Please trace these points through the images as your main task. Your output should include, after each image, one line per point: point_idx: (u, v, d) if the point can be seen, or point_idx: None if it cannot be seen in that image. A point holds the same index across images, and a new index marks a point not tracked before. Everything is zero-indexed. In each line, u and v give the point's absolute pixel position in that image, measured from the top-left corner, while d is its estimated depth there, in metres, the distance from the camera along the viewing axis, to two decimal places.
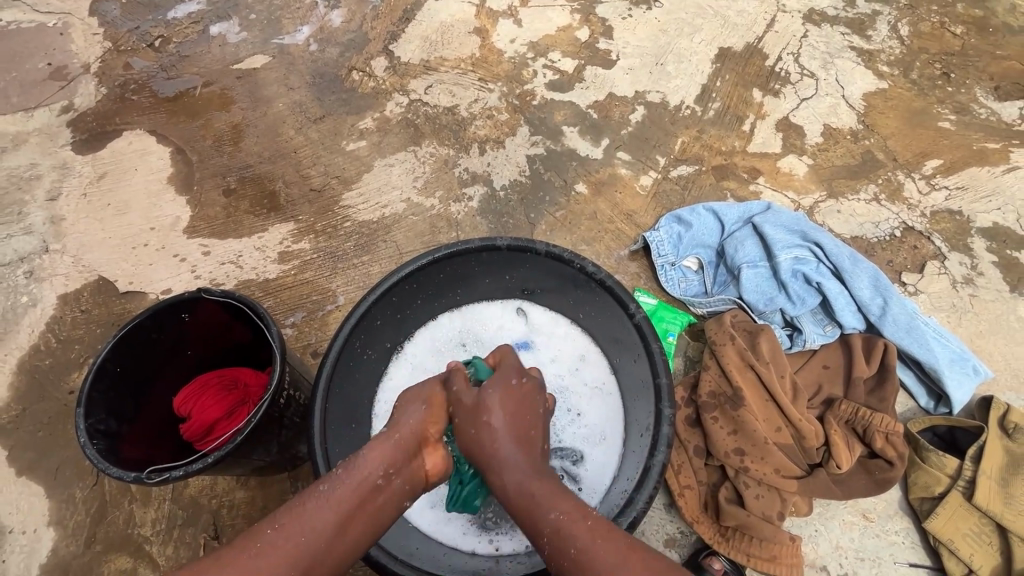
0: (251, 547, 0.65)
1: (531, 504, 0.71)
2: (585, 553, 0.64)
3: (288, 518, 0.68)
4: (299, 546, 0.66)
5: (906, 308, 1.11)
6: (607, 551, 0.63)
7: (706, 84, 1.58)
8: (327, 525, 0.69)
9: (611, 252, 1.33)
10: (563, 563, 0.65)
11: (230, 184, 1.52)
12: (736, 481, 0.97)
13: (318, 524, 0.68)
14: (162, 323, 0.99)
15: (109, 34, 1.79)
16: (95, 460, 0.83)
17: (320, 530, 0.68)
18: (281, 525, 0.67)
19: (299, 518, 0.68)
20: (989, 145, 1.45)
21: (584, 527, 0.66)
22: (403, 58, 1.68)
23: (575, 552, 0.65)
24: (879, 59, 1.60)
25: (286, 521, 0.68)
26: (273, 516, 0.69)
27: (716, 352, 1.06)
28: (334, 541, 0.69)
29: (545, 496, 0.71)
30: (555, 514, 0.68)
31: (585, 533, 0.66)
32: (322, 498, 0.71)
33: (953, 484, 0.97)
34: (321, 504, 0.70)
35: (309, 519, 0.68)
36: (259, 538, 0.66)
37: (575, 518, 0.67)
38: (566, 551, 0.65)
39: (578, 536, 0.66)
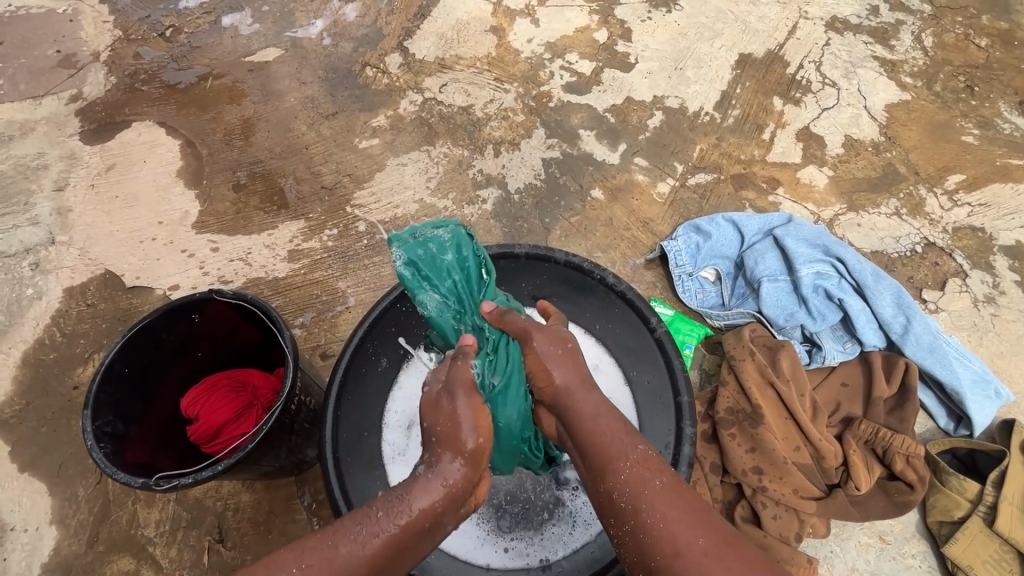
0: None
1: (607, 443, 0.71)
2: (660, 492, 0.65)
3: (319, 561, 0.60)
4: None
5: (928, 328, 1.09)
6: (681, 501, 0.64)
7: (726, 90, 1.55)
8: (369, 569, 0.61)
9: (627, 260, 1.31)
10: (640, 500, 0.65)
11: (240, 179, 1.50)
12: (753, 501, 0.95)
13: (356, 570, 0.60)
14: (171, 323, 0.97)
15: (119, 22, 1.76)
16: (102, 464, 0.82)
17: (356, 575, 0.60)
18: (309, 565, 0.60)
19: (328, 561, 0.60)
20: (1013, 160, 1.43)
21: (664, 473, 0.67)
22: (418, 55, 1.65)
23: (654, 486, 0.66)
24: (902, 70, 1.57)
25: (314, 564, 0.60)
26: (301, 551, 0.61)
27: (735, 368, 1.04)
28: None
29: (624, 435, 0.71)
30: (638, 449, 0.70)
31: (664, 476, 0.67)
32: (358, 540, 0.62)
33: (974, 509, 0.95)
34: (355, 546, 0.62)
35: (347, 561, 0.60)
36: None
37: (653, 464, 0.68)
38: (642, 494, 0.65)
39: (658, 476, 0.67)
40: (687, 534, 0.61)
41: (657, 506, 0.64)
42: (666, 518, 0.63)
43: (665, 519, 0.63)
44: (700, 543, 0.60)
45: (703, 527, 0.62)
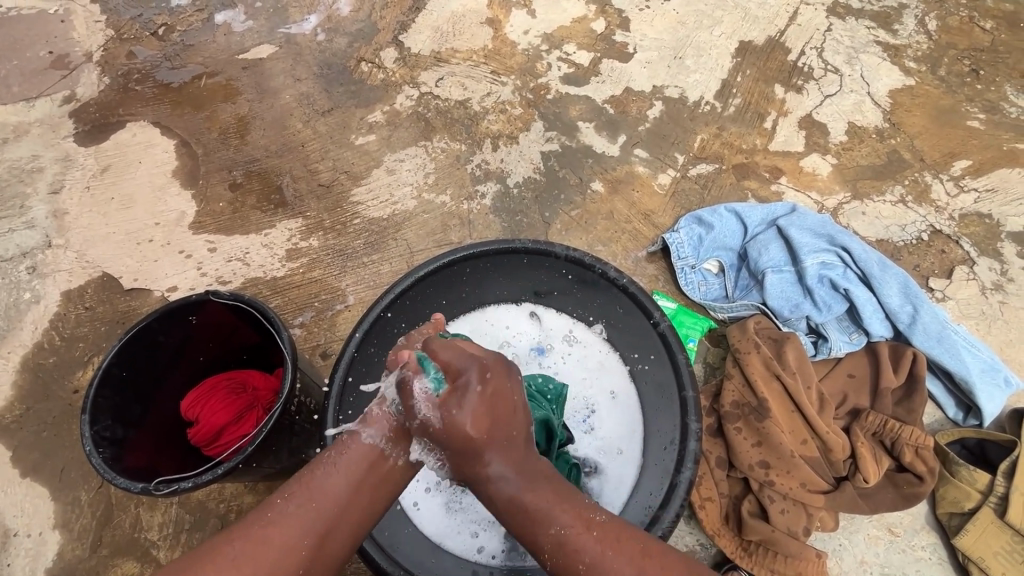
0: (262, 515, 0.64)
1: (527, 516, 0.65)
2: (589, 574, 0.61)
3: (297, 488, 0.66)
4: (308, 514, 0.65)
5: (936, 317, 1.07)
6: (618, 561, 0.61)
7: (726, 79, 1.53)
8: (341, 489, 0.67)
9: (628, 253, 1.29)
10: None
11: (236, 178, 1.48)
12: (760, 495, 0.94)
13: (331, 492, 0.67)
14: (168, 325, 0.96)
15: (111, 22, 1.74)
16: (101, 469, 0.81)
17: (332, 498, 0.66)
18: (291, 493, 0.66)
19: (307, 487, 0.66)
20: (1020, 145, 1.40)
21: (586, 539, 0.62)
22: (413, 50, 1.63)
23: (582, 567, 0.61)
24: (905, 54, 1.54)
25: (296, 490, 0.66)
26: (286, 485, 0.67)
27: (740, 361, 1.03)
28: (348, 506, 0.67)
29: (537, 513, 0.65)
30: (554, 530, 0.63)
31: (591, 545, 0.62)
32: (330, 464, 0.69)
33: (984, 500, 0.94)
34: (330, 469, 0.68)
35: (319, 487, 0.67)
36: (271, 509, 0.65)
37: (577, 531, 0.63)
38: (574, 566, 0.62)
39: (583, 551, 0.62)
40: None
41: None
42: None
43: None
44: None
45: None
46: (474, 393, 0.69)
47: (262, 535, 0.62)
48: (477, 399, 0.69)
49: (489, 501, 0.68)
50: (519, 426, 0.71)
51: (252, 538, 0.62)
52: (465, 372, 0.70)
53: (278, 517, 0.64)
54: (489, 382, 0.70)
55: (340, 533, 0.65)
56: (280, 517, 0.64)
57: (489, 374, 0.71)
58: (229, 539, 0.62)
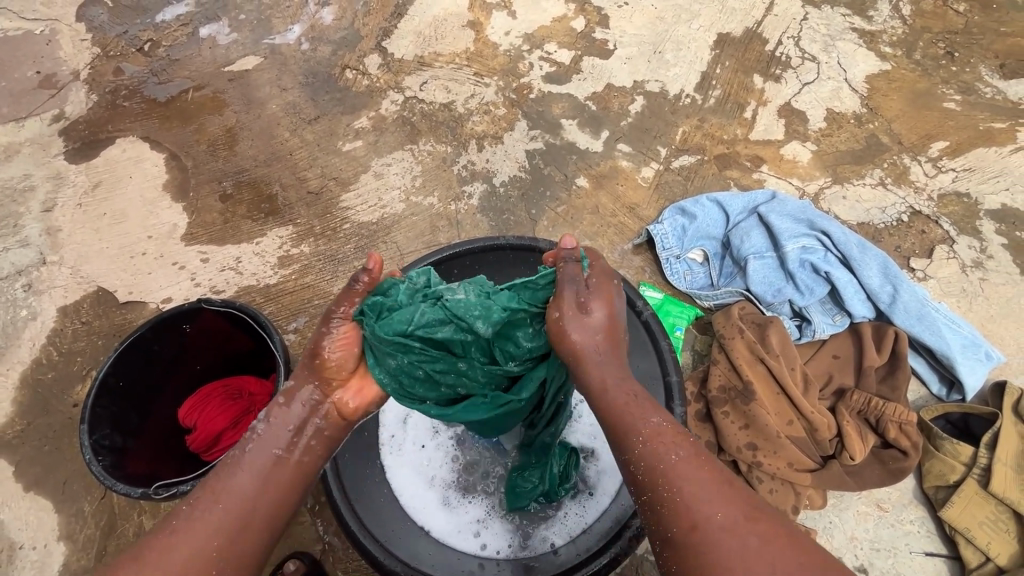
0: (169, 526, 0.64)
1: (620, 411, 0.66)
2: (678, 466, 0.62)
3: (203, 493, 0.66)
4: (213, 515, 0.64)
5: (916, 295, 1.09)
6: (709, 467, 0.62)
7: (706, 71, 1.55)
8: (248, 488, 0.67)
9: (615, 246, 1.31)
10: (653, 470, 0.62)
11: (226, 189, 1.50)
12: (749, 476, 0.96)
13: (237, 491, 0.66)
14: (162, 334, 0.98)
15: (97, 39, 1.76)
16: (101, 477, 0.83)
17: (238, 496, 0.66)
18: (196, 500, 0.65)
19: (213, 490, 0.66)
20: (995, 124, 1.43)
21: (678, 442, 0.64)
22: (397, 55, 1.65)
23: (664, 466, 0.62)
24: (880, 40, 1.57)
25: (201, 496, 0.66)
26: (192, 492, 0.67)
27: (725, 346, 1.05)
28: (255, 503, 0.66)
29: (637, 405, 0.66)
30: (651, 423, 0.65)
31: (679, 450, 0.63)
32: (235, 465, 0.69)
33: (969, 472, 0.96)
34: (235, 470, 0.68)
35: (225, 488, 0.66)
36: (175, 516, 0.64)
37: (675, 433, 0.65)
38: (665, 457, 0.62)
39: (677, 447, 0.64)
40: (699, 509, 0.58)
41: (674, 479, 0.61)
42: (687, 491, 0.60)
43: (686, 493, 0.60)
44: (719, 518, 0.57)
45: (721, 496, 0.59)
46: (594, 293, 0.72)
47: (169, 545, 0.61)
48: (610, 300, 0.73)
49: (592, 389, 0.69)
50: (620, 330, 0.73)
51: (161, 545, 0.62)
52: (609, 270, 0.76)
53: (186, 522, 0.63)
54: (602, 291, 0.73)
55: (251, 528, 0.64)
56: (186, 523, 0.63)
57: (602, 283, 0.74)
58: (138, 550, 0.61)
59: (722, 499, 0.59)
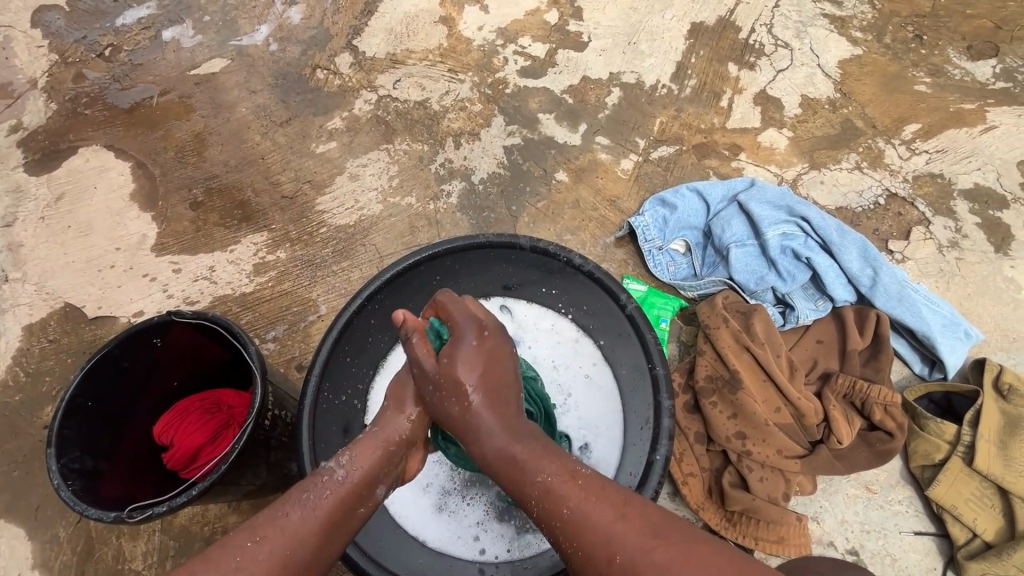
0: (228, 560, 0.61)
1: (517, 464, 0.68)
2: (573, 517, 0.63)
3: (270, 530, 0.64)
4: (280, 561, 0.62)
5: (896, 277, 1.10)
6: (600, 506, 0.63)
7: (681, 61, 1.54)
8: (311, 538, 0.64)
9: (597, 240, 1.30)
10: (556, 530, 0.64)
11: (197, 196, 1.45)
12: (740, 465, 0.96)
13: (306, 537, 0.64)
14: (132, 350, 0.94)
15: (54, 46, 1.69)
16: (71, 502, 0.79)
17: (306, 539, 0.64)
18: (263, 538, 0.63)
19: (282, 531, 0.64)
20: (965, 105, 1.45)
21: (573, 488, 0.65)
22: (368, 53, 1.61)
23: (566, 513, 0.63)
24: (851, 25, 1.57)
25: (269, 535, 0.63)
26: (255, 527, 0.64)
27: (710, 336, 1.05)
28: (318, 554, 0.64)
29: (535, 455, 0.68)
30: (540, 479, 0.66)
31: (574, 493, 0.64)
32: (305, 508, 0.66)
33: (953, 451, 0.97)
34: (303, 514, 0.65)
35: (293, 533, 0.64)
36: (239, 552, 0.62)
37: (563, 479, 0.66)
38: (559, 513, 0.64)
39: (568, 497, 0.64)
40: (607, 546, 0.60)
41: (581, 528, 0.62)
42: (588, 542, 0.61)
43: (587, 544, 0.61)
44: (620, 559, 0.59)
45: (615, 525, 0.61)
46: (469, 347, 0.74)
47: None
48: (470, 356, 0.74)
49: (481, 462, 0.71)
50: (511, 391, 0.75)
51: None
52: (463, 333, 0.75)
53: (253, 561, 0.61)
54: (485, 342, 0.75)
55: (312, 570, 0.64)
56: (252, 564, 0.61)
57: (485, 334, 0.76)
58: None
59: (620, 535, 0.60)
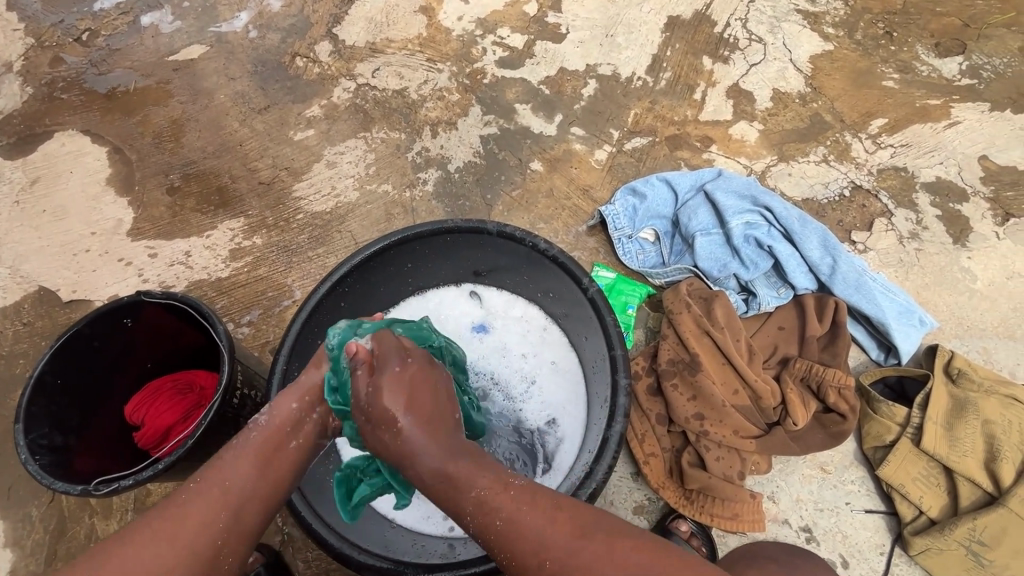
0: (175, 500, 0.64)
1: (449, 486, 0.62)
2: (506, 529, 0.60)
3: (208, 472, 0.66)
4: (218, 496, 0.64)
5: (854, 266, 1.13)
6: (532, 515, 0.60)
7: (657, 53, 1.56)
8: (244, 473, 0.66)
9: (569, 228, 1.33)
10: (490, 540, 0.61)
11: (174, 181, 1.46)
12: (698, 445, 0.99)
13: (237, 473, 0.66)
14: (102, 330, 0.95)
15: (31, 29, 1.68)
16: (39, 476, 0.81)
17: (240, 478, 0.65)
18: (203, 479, 0.65)
19: (220, 470, 0.66)
20: (931, 101, 1.48)
21: (505, 498, 0.61)
22: (348, 42, 1.62)
23: (499, 524, 0.60)
24: (824, 21, 1.60)
25: (205, 475, 0.66)
26: (195, 472, 0.66)
27: (673, 321, 1.07)
28: (254, 489, 0.65)
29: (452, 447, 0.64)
30: (473, 492, 0.61)
31: (506, 503, 0.61)
32: (237, 448, 0.68)
33: (903, 432, 1.01)
34: (236, 453, 0.67)
35: (228, 471, 0.66)
36: (183, 494, 0.65)
37: (496, 492, 0.61)
38: (491, 524, 0.60)
39: (500, 508, 0.61)
40: (536, 554, 0.58)
41: (510, 541, 0.60)
42: (519, 550, 0.59)
43: (519, 552, 0.59)
44: (550, 561, 0.57)
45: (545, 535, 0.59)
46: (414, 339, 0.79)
47: (177, 514, 0.63)
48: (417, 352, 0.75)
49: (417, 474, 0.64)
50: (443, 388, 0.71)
51: (170, 519, 0.62)
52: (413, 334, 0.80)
53: (191, 500, 0.64)
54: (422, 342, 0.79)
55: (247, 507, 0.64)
56: (191, 500, 0.64)
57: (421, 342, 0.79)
58: (147, 520, 0.62)
59: (548, 536, 0.58)
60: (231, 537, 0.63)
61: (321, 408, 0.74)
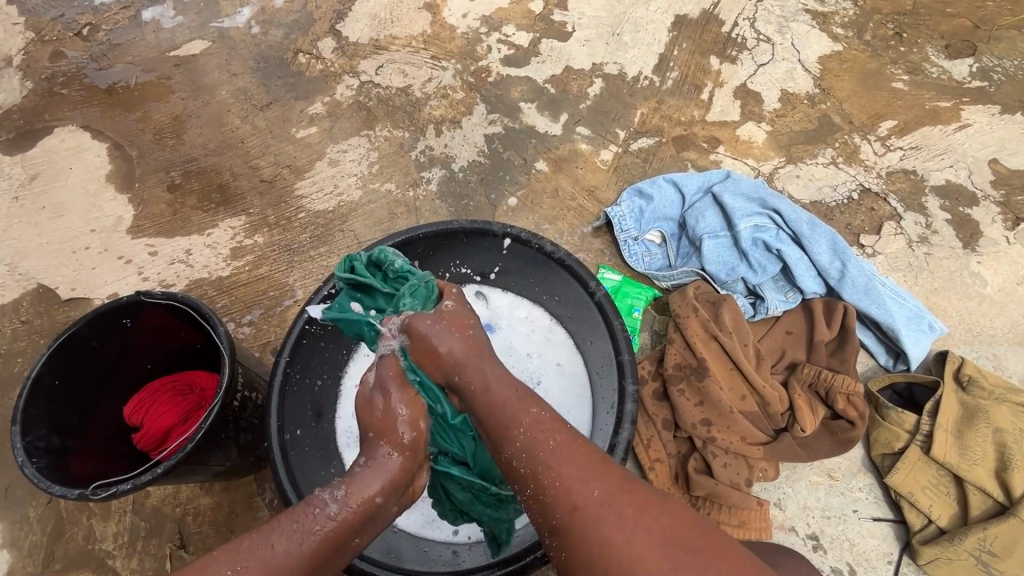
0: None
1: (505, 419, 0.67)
2: (554, 453, 0.63)
3: (251, 562, 0.59)
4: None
5: (864, 270, 1.12)
6: (580, 454, 0.63)
7: (664, 53, 1.54)
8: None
9: (574, 229, 1.31)
10: (533, 466, 0.63)
11: (175, 178, 1.44)
12: (704, 452, 0.98)
13: (285, 572, 0.59)
14: (101, 331, 0.94)
15: (31, 23, 1.66)
16: (35, 479, 0.79)
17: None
18: (244, 568, 0.58)
19: (264, 566, 0.59)
20: (941, 103, 1.47)
21: (558, 431, 0.65)
22: (351, 38, 1.60)
23: (547, 452, 0.63)
24: (833, 21, 1.59)
25: (248, 568, 0.58)
26: (234, 556, 0.59)
27: (680, 325, 1.06)
28: None
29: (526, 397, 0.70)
30: (531, 416, 0.67)
31: (559, 436, 0.65)
32: (293, 542, 0.61)
33: (912, 439, 1.00)
34: (289, 550, 0.61)
35: (275, 569, 0.59)
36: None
37: (548, 425, 0.66)
38: (540, 451, 0.64)
39: (552, 438, 0.65)
40: (582, 486, 0.60)
41: (552, 467, 0.62)
42: (560, 481, 0.61)
43: (558, 483, 0.61)
44: (590, 498, 0.59)
45: (589, 476, 0.61)
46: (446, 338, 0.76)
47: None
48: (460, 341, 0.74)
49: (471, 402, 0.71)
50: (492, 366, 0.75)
51: None
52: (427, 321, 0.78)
53: None
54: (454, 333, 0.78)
55: None
56: None
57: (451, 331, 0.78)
58: None
59: (592, 477, 0.61)
60: None
61: (396, 483, 0.68)
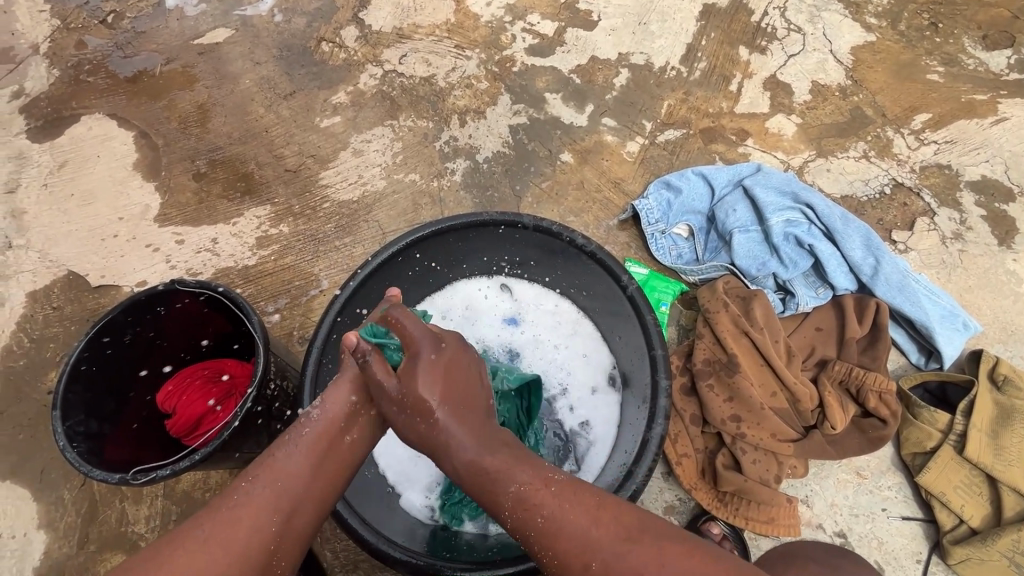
0: (228, 502, 0.62)
1: (489, 492, 0.63)
2: (550, 523, 0.60)
3: (262, 469, 0.65)
4: (279, 492, 0.63)
5: (898, 267, 1.10)
6: (575, 511, 0.60)
7: (691, 43, 1.52)
8: (302, 470, 0.65)
9: (600, 222, 1.30)
10: (530, 539, 0.62)
11: (200, 167, 1.45)
12: (733, 447, 0.98)
13: (293, 469, 0.65)
14: (135, 319, 0.95)
15: (56, 11, 1.66)
16: (76, 463, 0.81)
17: (297, 476, 0.65)
18: (257, 476, 0.64)
19: (271, 470, 0.65)
20: (977, 96, 1.43)
21: (546, 496, 0.62)
22: (375, 27, 1.59)
23: (541, 521, 0.60)
24: (866, 11, 1.55)
25: (259, 472, 0.65)
26: (247, 470, 0.65)
27: (709, 320, 1.05)
28: (311, 483, 0.65)
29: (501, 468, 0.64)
30: (512, 487, 0.62)
31: (549, 500, 0.61)
32: (291, 444, 0.67)
33: (945, 439, 0.98)
34: (288, 451, 0.66)
35: (282, 468, 0.65)
36: (235, 493, 0.63)
37: (535, 487, 0.62)
38: (531, 522, 0.61)
39: (541, 505, 0.61)
40: (582, 553, 0.58)
41: (550, 540, 0.60)
42: (562, 551, 0.59)
43: (561, 552, 0.59)
44: (596, 565, 0.57)
45: (591, 534, 0.59)
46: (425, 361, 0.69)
47: (230, 517, 0.60)
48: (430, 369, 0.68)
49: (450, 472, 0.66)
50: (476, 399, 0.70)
51: (221, 518, 0.60)
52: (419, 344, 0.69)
53: (245, 497, 0.62)
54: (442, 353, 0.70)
55: (297, 513, 0.63)
56: (247, 497, 0.62)
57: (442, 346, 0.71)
58: (200, 518, 0.60)
59: (592, 539, 0.58)
60: (285, 541, 0.62)
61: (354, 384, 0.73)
